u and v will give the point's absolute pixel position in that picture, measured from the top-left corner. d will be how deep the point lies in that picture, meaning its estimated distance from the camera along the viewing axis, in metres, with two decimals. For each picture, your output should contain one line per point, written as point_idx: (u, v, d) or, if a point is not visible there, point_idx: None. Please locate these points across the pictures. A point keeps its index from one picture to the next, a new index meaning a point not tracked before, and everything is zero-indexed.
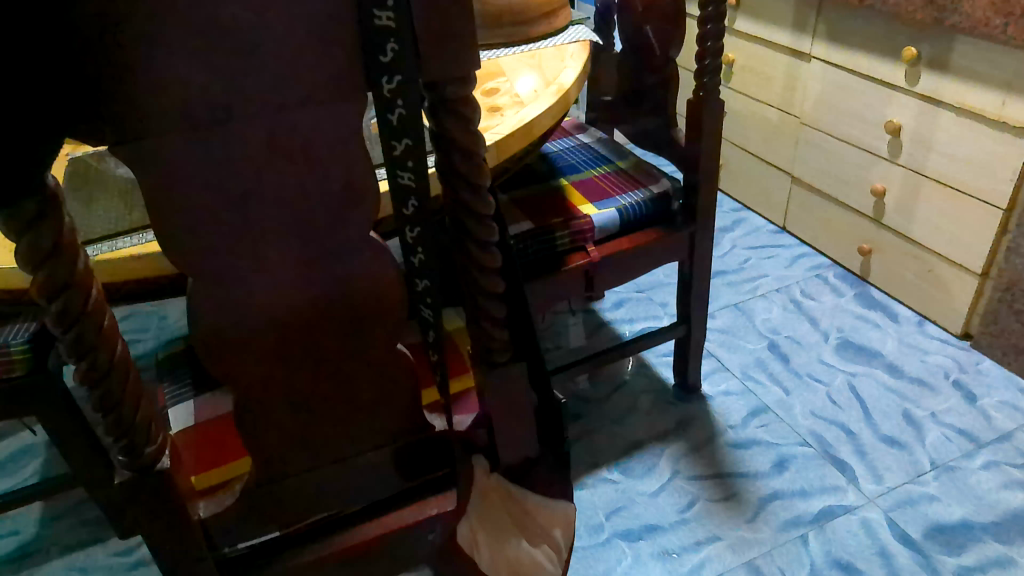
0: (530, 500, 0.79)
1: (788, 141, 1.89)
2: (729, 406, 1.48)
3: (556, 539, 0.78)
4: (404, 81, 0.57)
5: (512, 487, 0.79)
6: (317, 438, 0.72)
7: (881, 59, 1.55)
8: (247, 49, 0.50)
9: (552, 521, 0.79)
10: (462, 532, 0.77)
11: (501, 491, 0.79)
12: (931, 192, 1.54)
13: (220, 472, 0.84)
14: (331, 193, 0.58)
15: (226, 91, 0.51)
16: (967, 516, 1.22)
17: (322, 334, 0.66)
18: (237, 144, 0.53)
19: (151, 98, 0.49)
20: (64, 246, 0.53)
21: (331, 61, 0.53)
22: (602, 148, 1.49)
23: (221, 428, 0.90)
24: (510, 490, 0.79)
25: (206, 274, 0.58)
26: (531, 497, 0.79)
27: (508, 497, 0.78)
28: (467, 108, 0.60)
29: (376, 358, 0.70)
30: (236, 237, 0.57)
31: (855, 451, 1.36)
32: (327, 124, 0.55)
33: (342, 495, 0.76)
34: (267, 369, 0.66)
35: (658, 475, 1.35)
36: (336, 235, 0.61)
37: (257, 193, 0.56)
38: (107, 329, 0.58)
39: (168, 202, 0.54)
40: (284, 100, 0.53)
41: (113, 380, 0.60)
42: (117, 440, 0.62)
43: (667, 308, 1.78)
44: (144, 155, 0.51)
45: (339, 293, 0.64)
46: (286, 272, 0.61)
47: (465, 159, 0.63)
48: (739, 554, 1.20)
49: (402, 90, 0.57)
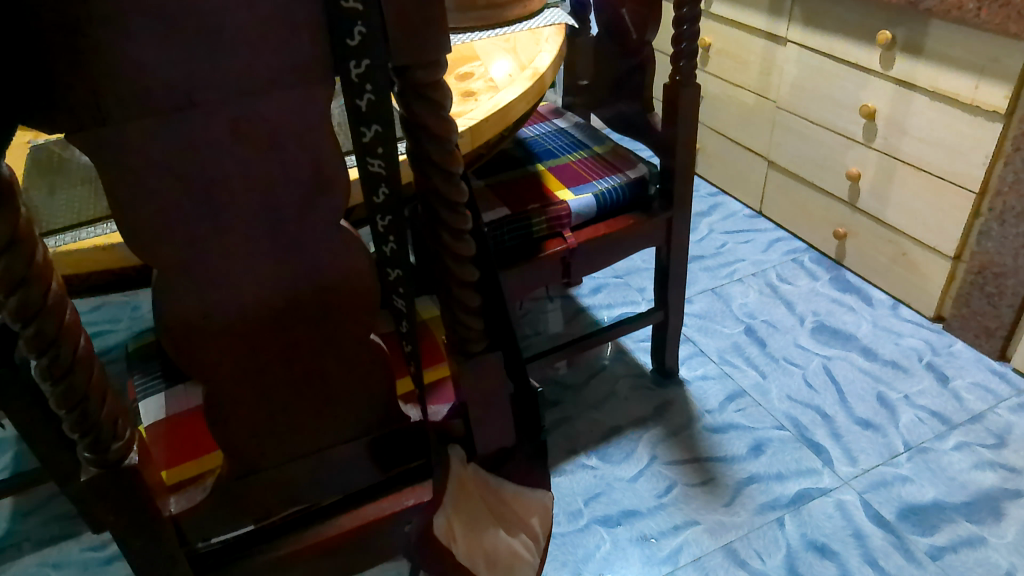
0: (507, 490, 0.80)
1: (764, 125, 1.89)
2: (707, 390, 1.49)
3: (533, 527, 0.81)
4: (373, 66, 0.55)
5: (489, 477, 0.79)
6: (291, 430, 0.70)
7: (857, 43, 1.55)
8: (210, 33, 0.48)
9: (529, 510, 0.81)
10: (438, 525, 0.74)
11: (479, 480, 0.78)
12: (905, 176, 1.55)
13: (191, 467, 0.83)
14: (299, 181, 0.57)
15: (188, 75, 0.49)
16: (939, 497, 1.24)
17: (293, 325, 0.64)
18: (201, 130, 0.52)
19: (112, 84, 0.47)
20: (21, 237, 0.51)
21: (295, 44, 0.51)
22: (579, 132, 1.48)
23: (193, 422, 0.89)
24: (486, 479, 0.79)
25: (172, 264, 0.57)
26: (507, 487, 0.80)
27: (485, 488, 0.78)
28: (437, 93, 0.58)
29: (349, 348, 0.68)
30: (201, 225, 0.56)
31: (830, 433, 1.37)
32: (294, 110, 0.54)
33: (319, 485, 0.75)
34: (238, 358, 0.64)
35: (637, 461, 1.35)
36: (304, 224, 0.59)
37: (222, 181, 0.54)
38: (69, 322, 0.56)
39: (130, 189, 0.52)
40: (250, 86, 0.51)
41: (77, 375, 0.58)
42: (84, 436, 0.60)
43: (644, 293, 1.78)
44: (103, 142, 0.49)
45: (309, 283, 0.63)
46: (253, 263, 0.59)
47: (435, 145, 0.60)
48: (717, 538, 1.21)
49: (372, 75, 0.55)
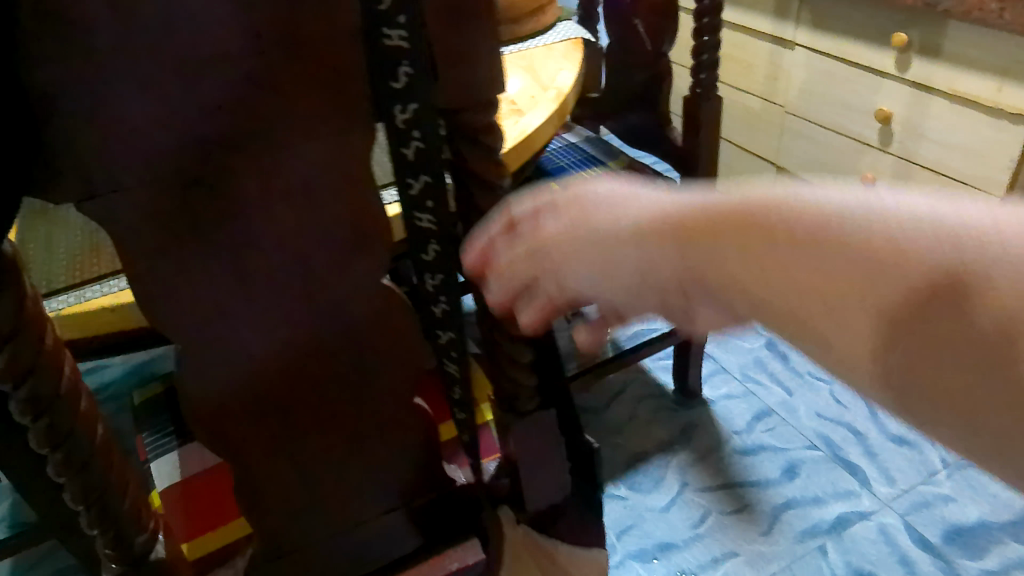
0: (560, 553, 0.72)
1: (772, 131, 1.84)
2: (732, 410, 1.44)
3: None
4: (419, 109, 0.48)
5: (541, 539, 0.72)
6: (327, 504, 0.64)
7: (869, 46, 1.51)
8: (236, 82, 0.42)
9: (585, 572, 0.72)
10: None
11: (528, 542, 0.72)
12: (924, 181, 1.50)
13: (214, 538, 0.76)
14: (337, 239, 0.51)
15: (214, 130, 0.43)
16: (984, 516, 1.19)
17: (330, 394, 0.58)
18: (227, 188, 0.45)
19: (127, 145, 0.41)
20: (28, 321, 0.44)
21: (332, 89, 0.45)
22: (591, 147, 1.42)
23: (212, 484, 0.82)
24: (539, 542, 0.72)
25: (196, 336, 0.50)
26: (560, 549, 0.72)
27: (537, 552, 0.72)
28: (490, 136, 0.52)
29: (391, 413, 0.62)
30: (228, 293, 0.50)
31: (864, 452, 1.32)
32: (330, 161, 0.47)
33: (357, 559, 0.69)
34: (270, 430, 0.58)
35: (667, 489, 1.30)
36: (343, 285, 0.53)
37: (251, 245, 0.48)
38: (84, 412, 0.50)
39: (150, 259, 0.46)
40: (283, 138, 0.45)
41: (96, 468, 0.51)
42: (104, 533, 0.54)
43: (659, 308, 1.73)
44: (118, 209, 0.43)
45: (347, 350, 0.57)
46: (286, 330, 0.53)
47: (482, 190, 0.55)
48: (758, 569, 1.16)
49: (418, 120, 0.48)
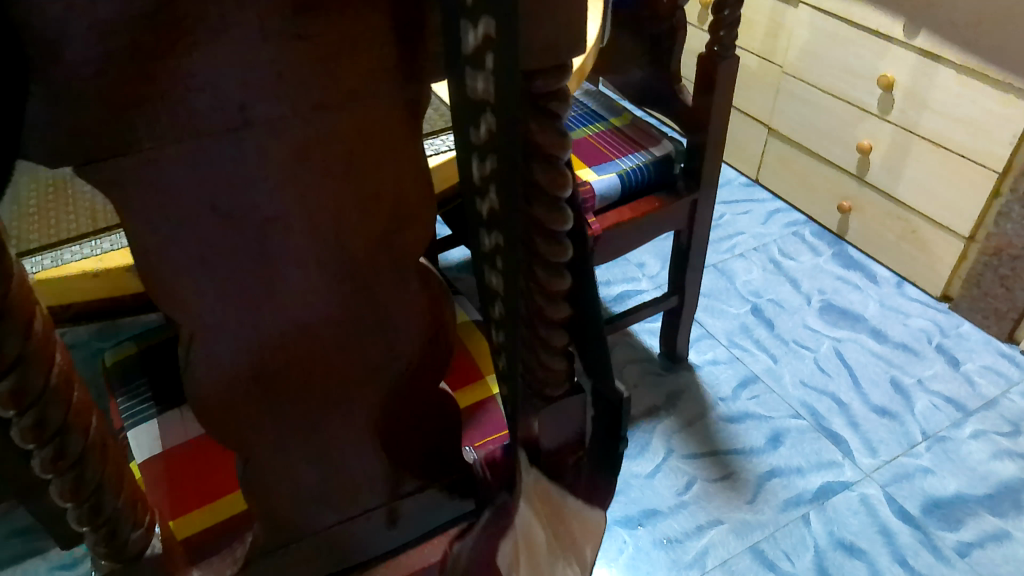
0: (568, 506, 0.65)
1: (766, 91, 1.80)
2: (718, 375, 1.43)
3: (583, 555, 0.67)
4: (497, 31, 0.40)
5: (558, 493, 0.64)
6: (337, 492, 0.59)
7: (879, 9, 1.47)
8: (272, 32, 0.35)
9: (585, 533, 0.66)
10: (502, 552, 0.63)
11: (544, 496, 0.63)
12: (921, 151, 1.49)
13: (205, 516, 0.71)
14: (374, 214, 0.45)
15: (245, 86, 0.36)
16: (961, 489, 1.22)
17: (350, 381, 0.53)
18: (256, 154, 0.39)
19: (140, 99, 0.34)
20: (14, 305, 0.38)
21: (382, 47, 0.39)
22: (593, 102, 1.36)
23: (198, 455, 0.76)
24: (556, 494, 0.64)
25: (210, 320, 0.45)
26: (570, 502, 0.65)
27: (551, 505, 0.63)
28: (560, 104, 0.45)
29: (412, 399, 0.57)
30: (247, 273, 0.44)
31: (847, 422, 1.33)
32: (374, 127, 0.41)
33: (363, 546, 0.65)
34: (281, 418, 0.52)
35: (653, 455, 1.29)
36: (375, 264, 0.48)
37: (277, 218, 0.42)
38: (77, 403, 0.43)
39: (159, 233, 0.39)
40: (323, 99, 0.39)
41: (90, 463, 0.45)
42: (95, 531, 0.48)
43: (645, 270, 1.70)
44: (126, 176, 0.37)
45: (372, 335, 0.51)
46: (308, 313, 0.48)
47: (543, 167, 0.47)
48: (742, 538, 1.16)
49: (495, 44, 0.41)
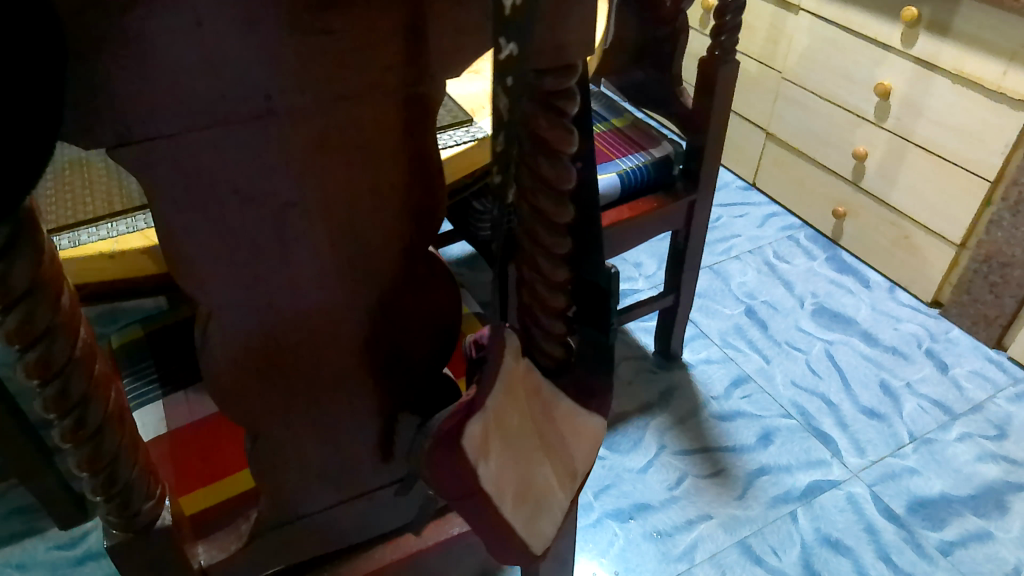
0: (560, 408, 0.63)
1: (766, 95, 1.82)
2: (711, 374, 1.46)
3: (572, 455, 0.65)
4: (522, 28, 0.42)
5: (544, 388, 0.61)
6: (340, 471, 0.62)
7: (878, 18, 1.49)
8: (297, 26, 0.37)
9: (579, 433, 0.65)
10: (472, 434, 0.53)
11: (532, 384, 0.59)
12: (916, 158, 1.52)
13: (211, 494, 0.73)
14: (387, 202, 0.47)
15: (270, 78, 0.38)
16: (946, 490, 1.24)
17: (357, 364, 0.55)
18: (277, 142, 0.41)
19: (172, 87, 0.36)
20: (46, 279, 0.39)
21: (401, 44, 0.41)
22: (595, 102, 1.38)
23: (203, 436, 0.78)
24: (541, 389, 0.61)
25: (228, 301, 0.47)
26: (561, 404, 0.63)
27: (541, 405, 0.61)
28: (566, 102, 0.47)
29: (416, 383, 0.60)
30: (264, 256, 0.46)
31: (836, 422, 1.36)
32: (390, 119, 0.44)
33: (364, 523, 0.68)
34: (290, 397, 0.55)
35: (645, 450, 1.31)
36: (385, 250, 0.50)
37: (294, 203, 0.44)
38: (99, 376, 0.45)
39: (184, 215, 0.42)
40: (343, 90, 0.41)
41: (108, 435, 0.47)
42: (109, 500, 0.50)
43: (641, 269, 1.72)
44: (154, 159, 0.39)
45: (380, 319, 0.54)
46: (321, 297, 0.50)
47: (548, 161, 0.49)
48: (731, 533, 1.19)
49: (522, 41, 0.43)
